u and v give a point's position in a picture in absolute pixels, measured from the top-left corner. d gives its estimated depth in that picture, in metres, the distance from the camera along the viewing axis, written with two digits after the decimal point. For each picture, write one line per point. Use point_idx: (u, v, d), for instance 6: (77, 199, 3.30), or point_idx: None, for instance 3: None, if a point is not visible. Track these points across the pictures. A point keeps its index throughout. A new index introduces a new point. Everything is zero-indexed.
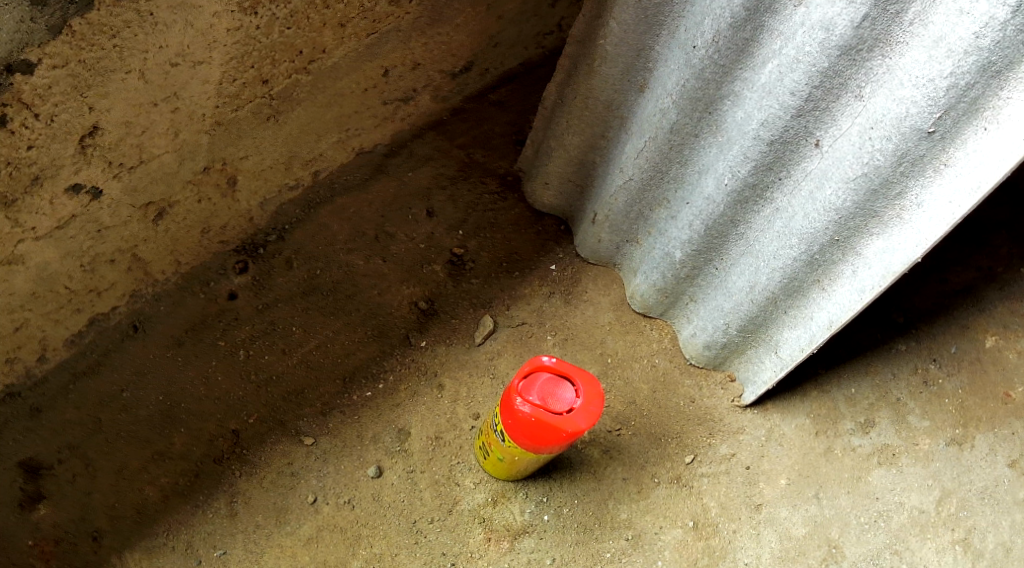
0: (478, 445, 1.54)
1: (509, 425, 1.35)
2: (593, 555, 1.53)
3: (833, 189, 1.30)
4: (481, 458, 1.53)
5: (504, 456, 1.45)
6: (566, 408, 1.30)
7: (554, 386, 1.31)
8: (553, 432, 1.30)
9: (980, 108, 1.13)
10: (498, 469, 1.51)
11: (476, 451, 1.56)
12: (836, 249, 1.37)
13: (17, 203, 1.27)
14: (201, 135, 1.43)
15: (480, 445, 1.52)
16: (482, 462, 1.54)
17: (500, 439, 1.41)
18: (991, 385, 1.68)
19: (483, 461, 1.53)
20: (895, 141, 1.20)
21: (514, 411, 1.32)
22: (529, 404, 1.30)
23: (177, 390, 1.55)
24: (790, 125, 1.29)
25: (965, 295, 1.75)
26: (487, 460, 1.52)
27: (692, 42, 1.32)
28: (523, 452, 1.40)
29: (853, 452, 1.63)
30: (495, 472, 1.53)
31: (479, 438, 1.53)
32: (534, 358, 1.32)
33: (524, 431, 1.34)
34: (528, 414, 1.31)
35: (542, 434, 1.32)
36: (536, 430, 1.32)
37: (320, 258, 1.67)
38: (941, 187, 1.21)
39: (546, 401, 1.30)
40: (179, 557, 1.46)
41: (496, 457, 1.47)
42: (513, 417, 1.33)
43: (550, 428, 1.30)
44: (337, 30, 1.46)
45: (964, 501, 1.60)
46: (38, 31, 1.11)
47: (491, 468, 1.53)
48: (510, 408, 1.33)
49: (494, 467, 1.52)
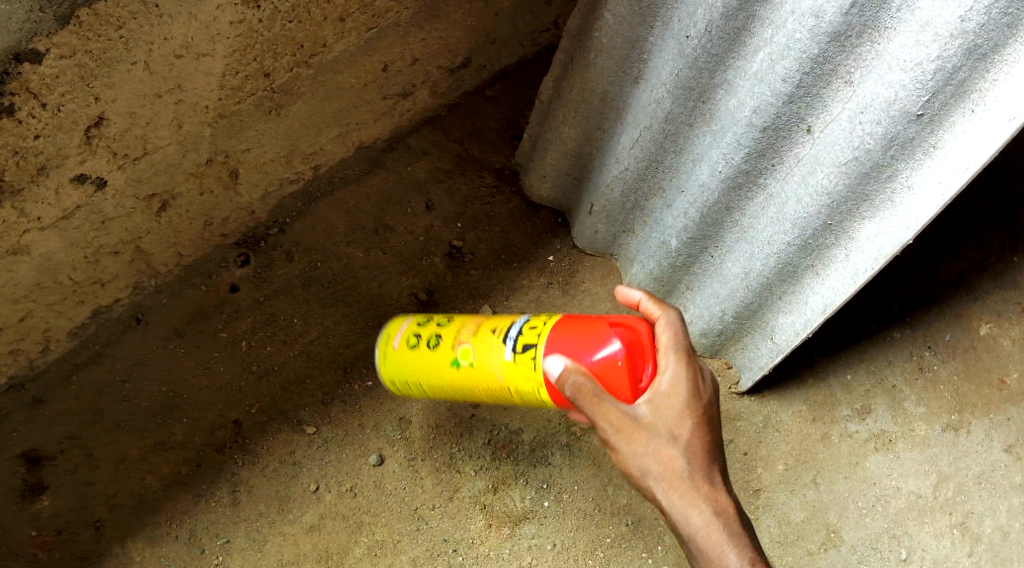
0: (430, 337, 1.44)
1: (565, 349, 1.25)
2: (593, 540, 1.55)
3: (825, 174, 1.33)
4: (416, 348, 1.45)
5: (490, 365, 1.34)
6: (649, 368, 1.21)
7: (648, 334, 1.23)
8: (623, 379, 1.19)
9: (967, 90, 1.17)
10: (430, 373, 1.43)
11: (386, 338, 1.51)
12: (828, 235, 1.40)
13: (23, 192, 1.29)
14: (204, 127, 1.45)
15: (436, 340, 1.43)
16: (385, 358, 1.50)
17: (525, 361, 1.29)
18: (985, 371, 1.71)
19: (410, 351, 1.46)
20: (885, 124, 1.23)
21: (590, 335, 1.23)
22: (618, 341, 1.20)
23: (177, 380, 1.56)
24: (781, 112, 1.31)
25: (957, 286, 1.75)
26: (422, 352, 1.44)
27: (685, 32, 1.35)
28: (535, 381, 1.28)
29: (850, 439, 1.67)
30: (400, 371, 1.47)
31: (415, 328, 1.48)
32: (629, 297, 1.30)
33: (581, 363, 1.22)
34: (610, 350, 1.20)
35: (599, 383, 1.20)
36: (602, 367, 1.20)
37: (318, 250, 1.68)
38: (931, 168, 1.25)
39: (633, 345, 1.20)
40: (182, 546, 1.50)
41: (452, 360, 1.39)
42: (578, 343, 1.24)
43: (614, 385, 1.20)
44: (337, 24, 1.48)
45: (961, 486, 1.64)
46: (46, 21, 1.14)
47: (406, 362, 1.46)
48: (587, 331, 1.24)
49: (424, 367, 1.44)
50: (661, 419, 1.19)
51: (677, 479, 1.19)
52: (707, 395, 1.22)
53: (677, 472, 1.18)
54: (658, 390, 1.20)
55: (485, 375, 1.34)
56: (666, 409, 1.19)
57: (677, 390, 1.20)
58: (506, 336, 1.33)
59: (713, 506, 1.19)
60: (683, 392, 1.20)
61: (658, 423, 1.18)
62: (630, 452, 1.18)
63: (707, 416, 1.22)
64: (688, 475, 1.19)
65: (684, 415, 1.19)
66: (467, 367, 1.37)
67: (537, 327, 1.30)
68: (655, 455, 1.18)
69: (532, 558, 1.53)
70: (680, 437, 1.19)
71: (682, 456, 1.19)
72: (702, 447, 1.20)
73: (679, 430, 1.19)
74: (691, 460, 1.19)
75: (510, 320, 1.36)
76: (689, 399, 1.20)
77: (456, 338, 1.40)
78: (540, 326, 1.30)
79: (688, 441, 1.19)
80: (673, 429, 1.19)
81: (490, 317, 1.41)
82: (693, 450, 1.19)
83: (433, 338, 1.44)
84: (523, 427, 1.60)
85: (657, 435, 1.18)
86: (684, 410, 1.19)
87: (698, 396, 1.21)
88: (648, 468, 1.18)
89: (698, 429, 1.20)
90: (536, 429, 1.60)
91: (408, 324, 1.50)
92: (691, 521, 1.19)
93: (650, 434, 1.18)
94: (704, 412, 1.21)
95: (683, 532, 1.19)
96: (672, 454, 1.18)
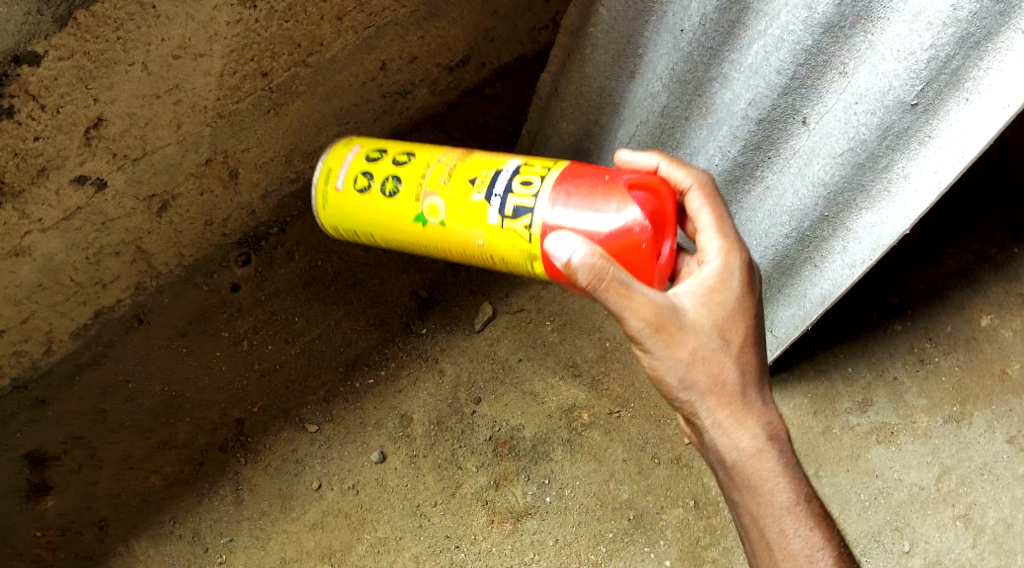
0: (388, 181, 1.37)
1: (569, 216, 1.21)
2: (595, 535, 1.55)
3: (821, 165, 1.35)
4: (370, 193, 1.38)
5: (468, 230, 1.30)
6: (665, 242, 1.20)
7: (669, 204, 1.20)
8: (644, 255, 1.16)
9: (961, 79, 1.19)
10: (387, 225, 1.38)
11: (323, 179, 1.43)
12: (826, 227, 1.41)
13: (24, 194, 1.30)
14: (203, 127, 1.46)
15: (396, 187, 1.36)
16: (324, 197, 1.43)
17: (517, 233, 1.25)
18: (987, 362, 1.70)
19: (361, 197, 1.39)
20: (880, 114, 1.26)
21: (604, 203, 1.19)
22: (640, 213, 1.17)
23: (180, 380, 1.57)
24: (777, 104, 1.35)
25: (960, 277, 1.75)
26: (378, 199, 1.37)
27: (680, 26, 1.38)
28: (524, 257, 1.27)
29: (852, 432, 1.67)
30: (343, 215, 1.42)
31: (360, 167, 1.41)
32: (643, 161, 1.26)
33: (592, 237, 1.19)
34: (631, 221, 1.17)
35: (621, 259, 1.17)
36: (619, 240, 1.17)
37: (321, 249, 1.68)
38: (926, 158, 1.26)
39: (654, 215, 1.18)
40: (186, 544, 1.50)
41: (415, 212, 1.34)
42: (588, 212, 1.20)
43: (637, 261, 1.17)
44: (334, 23, 1.49)
45: (964, 477, 1.64)
46: (44, 23, 1.15)
47: (353, 206, 1.40)
48: (600, 199, 1.20)
49: (382, 220, 1.38)
50: (712, 325, 1.14)
51: (726, 393, 1.16)
52: (755, 289, 1.19)
53: (727, 386, 1.16)
54: (703, 278, 1.16)
55: (459, 238, 1.31)
56: (715, 307, 1.15)
57: (727, 290, 1.16)
58: (492, 198, 1.27)
59: (761, 429, 1.17)
60: (734, 290, 1.17)
61: (709, 329, 1.14)
62: (676, 360, 1.13)
63: (756, 318, 1.18)
64: (737, 389, 1.16)
65: (734, 321, 1.16)
66: (435, 224, 1.32)
67: (533, 185, 1.25)
68: (705, 364, 1.14)
69: (534, 553, 1.53)
70: (731, 346, 1.15)
71: (733, 367, 1.16)
72: (748, 357, 1.17)
73: (731, 338, 1.15)
74: (741, 373, 1.16)
75: (490, 168, 1.30)
76: (739, 300, 1.17)
77: (424, 191, 1.33)
78: (535, 186, 1.25)
79: (738, 349, 1.16)
80: (724, 333, 1.15)
81: (465, 161, 1.34)
82: (741, 359, 1.16)
83: (392, 184, 1.36)
84: (523, 424, 1.62)
85: (708, 341, 1.14)
86: (733, 315, 1.16)
87: (747, 299, 1.17)
88: (695, 380, 1.15)
89: (748, 339, 1.17)
90: (538, 425, 1.62)
91: (352, 159, 1.42)
92: (740, 445, 1.17)
93: (699, 342, 1.13)
94: (754, 316, 1.18)
95: (730, 456, 1.17)
96: (723, 365, 1.15)
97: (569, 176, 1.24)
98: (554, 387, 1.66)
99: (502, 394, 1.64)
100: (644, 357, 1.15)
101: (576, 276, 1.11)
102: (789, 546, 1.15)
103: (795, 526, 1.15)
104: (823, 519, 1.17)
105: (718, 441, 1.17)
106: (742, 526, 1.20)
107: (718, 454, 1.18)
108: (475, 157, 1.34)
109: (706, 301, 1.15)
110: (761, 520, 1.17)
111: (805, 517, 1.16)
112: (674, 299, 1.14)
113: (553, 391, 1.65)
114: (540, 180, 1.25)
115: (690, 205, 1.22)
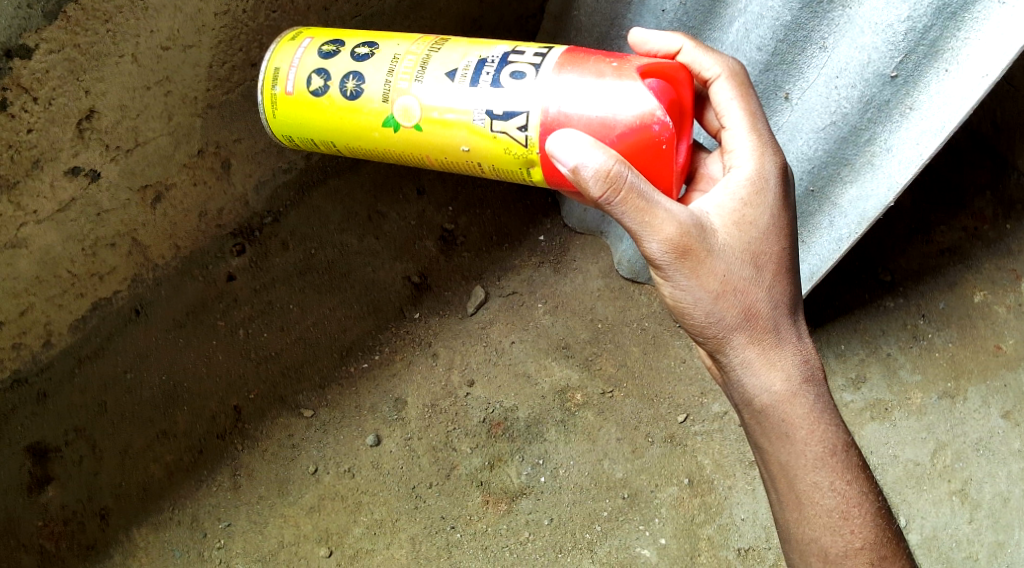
0: (348, 81, 1.23)
1: (575, 108, 1.11)
2: (589, 514, 1.58)
3: (805, 140, 1.39)
4: (330, 98, 1.24)
5: (450, 133, 1.19)
6: (684, 137, 1.15)
7: (689, 92, 1.17)
8: (664, 157, 1.10)
9: (939, 50, 1.20)
10: (352, 134, 1.26)
11: (270, 83, 1.28)
12: (812, 201, 1.46)
13: (19, 186, 1.31)
14: (195, 118, 1.48)
15: (361, 89, 1.22)
16: (272, 107, 1.29)
17: (510, 136, 1.15)
18: (982, 338, 1.70)
19: (318, 102, 1.25)
20: (860, 88, 1.28)
21: (619, 93, 1.10)
22: (660, 108, 1.08)
23: (179, 370, 1.59)
24: (759, 79, 1.38)
25: (951, 255, 1.74)
26: (338, 102, 1.24)
27: (660, 6, 1.43)
28: (518, 163, 1.17)
29: (846, 408, 1.68)
30: (295, 124, 1.29)
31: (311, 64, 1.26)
32: (665, 45, 1.22)
33: (603, 134, 1.10)
34: (649, 116, 1.08)
35: (645, 162, 1.10)
36: (634, 139, 1.09)
37: (314, 238, 1.70)
38: (908, 130, 1.29)
39: (672, 107, 1.11)
40: (185, 530, 1.53)
41: (388, 118, 1.22)
42: (601, 104, 1.10)
43: (663, 165, 1.10)
44: (321, 13, 1.51)
45: (959, 452, 1.64)
46: (34, 17, 1.17)
47: (308, 113, 1.26)
48: (612, 87, 1.11)
49: (346, 129, 1.25)
50: (743, 251, 1.13)
51: (757, 327, 1.14)
52: (787, 202, 1.18)
53: (759, 319, 1.14)
54: (734, 188, 1.15)
55: (440, 143, 1.20)
56: (746, 228, 1.13)
57: (759, 206, 1.15)
58: (475, 95, 1.16)
59: (794, 369, 1.16)
60: (767, 206, 1.15)
61: (739, 256, 1.12)
62: (705, 292, 1.11)
63: (789, 241, 1.17)
64: (768, 324, 1.15)
65: (764, 245, 1.14)
66: (409, 128, 1.21)
67: (525, 77, 1.14)
68: (735, 296, 1.12)
69: (529, 533, 1.56)
70: (762, 275, 1.14)
71: (763, 298, 1.14)
72: (780, 285, 1.15)
73: (761, 265, 1.14)
74: (773, 305, 1.15)
75: (472, 57, 1.19)
76: (771, 220, 1.15)
77: (394, 91, 1.21)
78: (529, 77, 1.14)
79: (770, 278, 1.14)
80: (753, 260, 1.13)
81: (437, 51, 1.21)
82: (773, 287, 1.15)
83: (354, 85, 1.23)
84: (517, 405, 1.64)
85: (739, 270, 1.12)
86: (766, 237, 1.14)
87: (779, 225, 1.16)
88: (724, 314, 1.13)
89: (779, 266, 1.16)
90: (532, 406, 1.65)
91: (301, 57, 1.27)
92: (770, 387, 1.15)
93: (730, 271, 1.11)
94: (786, 239, 1.16)
95: (760, 399, 1.16)
96: (753, 296, 1.13)
97: (571, 61, 1.13)
98: (547, 367, 1.68)
99: (495, 376, 1.67)
100: (668, 288, 1.13)
101: (587, 187, 1.06)
102: (823, 502, 1.13)
103: (828, 479, 1.14)
104: (858, 471, 1.15)
105: (747, 381, 1.16)
106: (769, 477, 1.18)
107: (749, 396, 1.17)
108: (449, 46, 1.21)
109: (735, 222, 1.13)
110: (792, 470, 1.15)
111: (839, 469, 1.14)
112: (702, 216, 1.12)
113: (546, 372, 1.68)
114: (535, 68, 1.14)
115: (717, 96, 1.21)
